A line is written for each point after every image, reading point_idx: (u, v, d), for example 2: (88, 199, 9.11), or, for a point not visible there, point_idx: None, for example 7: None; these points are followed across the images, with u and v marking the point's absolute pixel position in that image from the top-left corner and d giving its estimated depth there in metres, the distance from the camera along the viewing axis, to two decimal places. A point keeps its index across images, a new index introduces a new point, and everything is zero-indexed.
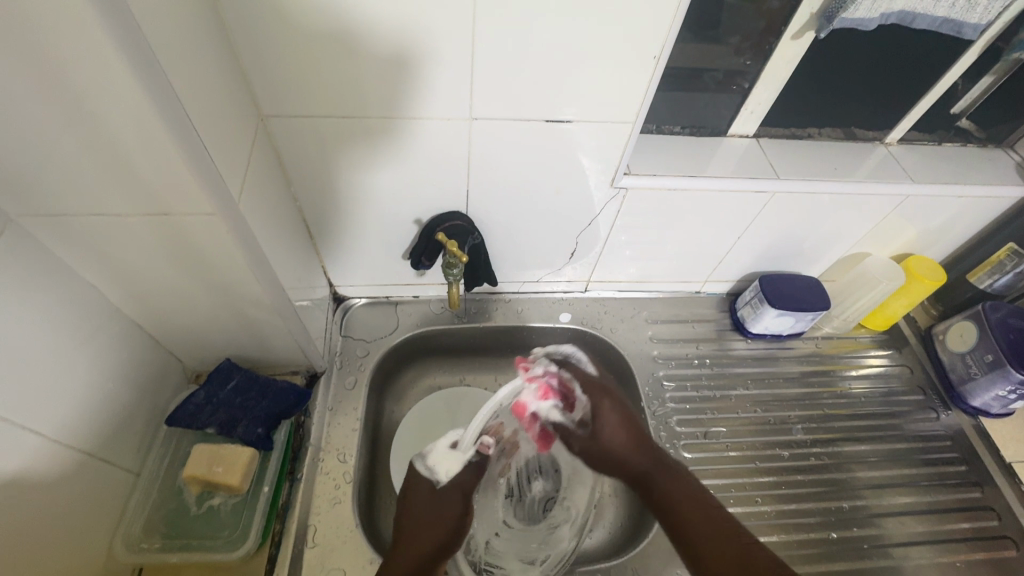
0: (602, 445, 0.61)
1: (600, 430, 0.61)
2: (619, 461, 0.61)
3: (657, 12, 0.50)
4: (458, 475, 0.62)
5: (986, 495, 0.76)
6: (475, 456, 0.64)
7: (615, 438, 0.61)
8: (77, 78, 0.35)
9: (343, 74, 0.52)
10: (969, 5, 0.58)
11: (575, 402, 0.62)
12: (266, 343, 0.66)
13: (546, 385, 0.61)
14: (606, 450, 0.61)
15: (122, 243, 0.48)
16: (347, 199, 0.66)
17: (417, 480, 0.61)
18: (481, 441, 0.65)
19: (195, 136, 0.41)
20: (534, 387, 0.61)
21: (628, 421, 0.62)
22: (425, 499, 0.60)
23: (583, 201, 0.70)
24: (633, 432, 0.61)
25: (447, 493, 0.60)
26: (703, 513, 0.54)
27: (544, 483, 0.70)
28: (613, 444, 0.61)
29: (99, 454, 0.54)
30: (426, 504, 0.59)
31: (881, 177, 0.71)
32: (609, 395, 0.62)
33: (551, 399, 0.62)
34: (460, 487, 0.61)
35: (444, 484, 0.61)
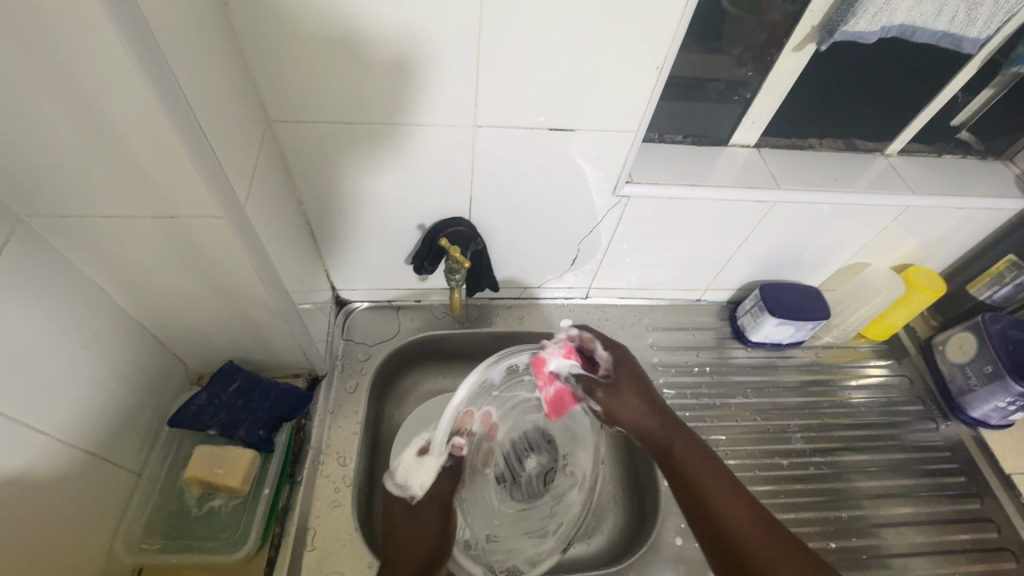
0: (620, 404, 0.62)
1: (621, 389, 0.63)
2: (635, 426, 0.62)
3: (660, 24, 0.51)
4: (432, 484, 0.58)
5: (986, 506, 0.76)
6: (448, 461, 0.60)
7: (632, 396, 0.62)
8: (90, 83, 0.35)
9: (350, 81, 0.53)
10: (968, 19, 0.58)
11: (597, 359, 0.64)
12: (269, 345, 0.66)
13: (569, 344, 0.63)
14: (623, 412, 0.62)
15: (129, 245, 0.49)
16: (352, 204, 0.67)
17: (392, 498, 0.58)
18: (454, 443, 0.60)
19: (204, 141, 0.42)
20: (559, 346, 0.62)
21: (646, 387, 0.63)
22: (403, 517, 0.57)
23: (585, 208, 0.70)
24: (645, 392, 0.63)
25: (422, 507, 0.57)
26: (721, 483, 0.56)
27: (535, 458, 0.69)
28: (631, 402, 0.62)
29: (102, 454, 0.55)
30: (403, 522, 0.56)
31: (881, 188, 0.72)
32: (623, 350, 0.65)
33: (573, 359, 0.63)
34: (438, 500, 0.58)
35: (419, 497, 0.57)
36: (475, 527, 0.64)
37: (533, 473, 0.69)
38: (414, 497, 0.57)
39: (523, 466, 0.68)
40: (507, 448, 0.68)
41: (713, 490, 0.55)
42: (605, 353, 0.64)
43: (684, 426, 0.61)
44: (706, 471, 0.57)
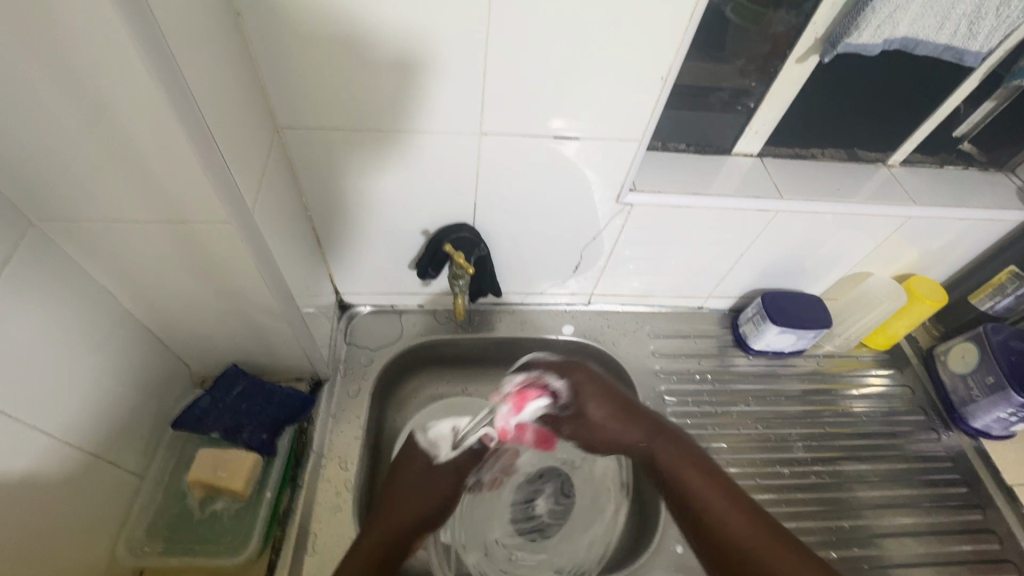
0: (594, 428, 0.62)
1: (586, 412, 0.61)
2: (612, 442, 0.62)
3: (665, 35, 0.51)
4: (457, 456, 0.63)
5: (987, 517, 0.76)
6: (477, 446, 0.63)
7: (600, 417, 0.61)
8: (105, 90, 0.36)
9: (357, 88, 0.54)
10: (971, 31, 0.59)
11: (556, 393, 0.61)
12: (272, 349, 0.66)
13: (517, 393, 0.60)
14: (596, 433, 0.62)
15: (138, 249, 0.49)
16: (357, 209, 0.67)
17: (418, 451, 0.63)
18: (486, 435, 0.62)
19: (214, 147, 0.42)
20: (507, 402, 0.60)
21: (615, 400, 0.61)
22: (417, 473, 0.61)
23: (589, 216, 0.71)
24: (618, 407, 0.61)
25: (442, 471, 0.62)
26: (704, 479, 0.55)
27: (549, 501, 0.70)
28: (601, 424, 0.61)
29: (105, 456, 0.55)
30: (415, 477, 0.61)
31: (884, 198, 0.72)
32: (579, 371, 0.62)
33: (532, 402, 0.60)
34: (457, 467, 0.62)
35: (441, 461, 0.62)
36: (465, 543, 0.67)
37: (544, 514, 0.69)
38: (438, 457, 0.62)
39: (538, 503, 0.70)
40: (525, 478, 0.70)
41: (695, 486, 0.55)
42: (560, 383, 0.61)
43: (664, 427, 0.60)
44: (692, 466, 0.57)
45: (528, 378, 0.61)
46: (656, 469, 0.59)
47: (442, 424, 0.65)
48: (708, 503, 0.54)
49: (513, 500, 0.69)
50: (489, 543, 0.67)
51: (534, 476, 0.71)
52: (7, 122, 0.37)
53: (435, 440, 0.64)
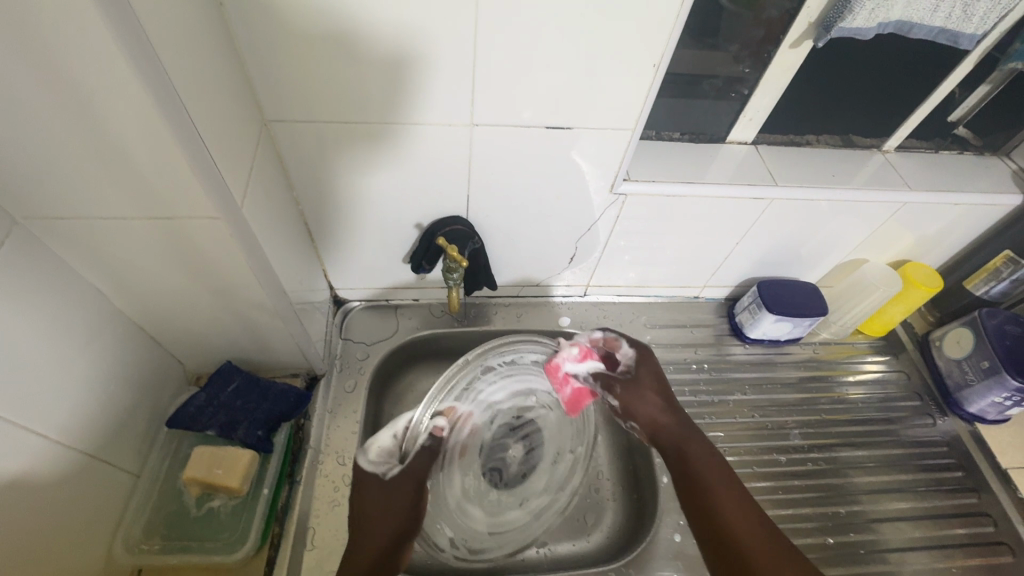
0: (641, 395, 0.65)
1: (644, 384, 0.66)
2: (649, 421, 0.64)
3: (656, 23, 0.51)
4: (409, 463, 0.60)
5: (982, 501, 0.76)
6: (428, 440, 0.62)
7: (654, 397, 0.65)
8: (87, 89, 0.36)
9: (344, 81, 0.53)
10: (965, 14, 0.58)
11: (618, 359, 0.68)
12: (267, 345, 0.66)
13: (585, 346, 0.67)
14: (641, 407, 0.65)
15: (126, 247, 0.49)
16: (349, 203, 0.67)
17: (366, 474, 0.59)
18: (435, 424, 0.62)
19: (200, 143, 0.42)
20: (576, 350, 0.66)
21: (670, 398, 0.66)
22: (376, 491, 0.58)
23: (583, 207, 0.70)
24: (666, 395, 0.66)
25: (397, 484, 0.59)
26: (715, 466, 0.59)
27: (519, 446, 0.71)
28: (651, 403, 0.65)
29: (100, 456, 0.55)
30: (376, 500, 0.58)
31: (879, 184, 0.72)
32: (647, 353, 0.69)
33: (592, 359, 0.67)
34: (414, 477, 0.60)
35: (391, 474, 0.59)
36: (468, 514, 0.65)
37: (519, 460, 0.70)
38: (387, 473, 0.59)
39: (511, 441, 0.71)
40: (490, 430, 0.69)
41: (722, 496, 0.56)
42: (629, 351, 0.68)
43: (698, 429, 0.63)
44: (709, 465, 0.59)
45: (597, 340, 0.68)
46: (681, 463, 0.61)
47: (382, 437, 0.61)
48: (728, 510, 0.55)
49: (489, 456, 0.69)
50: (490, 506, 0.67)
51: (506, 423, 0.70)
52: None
53: (382, 454, 0.60)
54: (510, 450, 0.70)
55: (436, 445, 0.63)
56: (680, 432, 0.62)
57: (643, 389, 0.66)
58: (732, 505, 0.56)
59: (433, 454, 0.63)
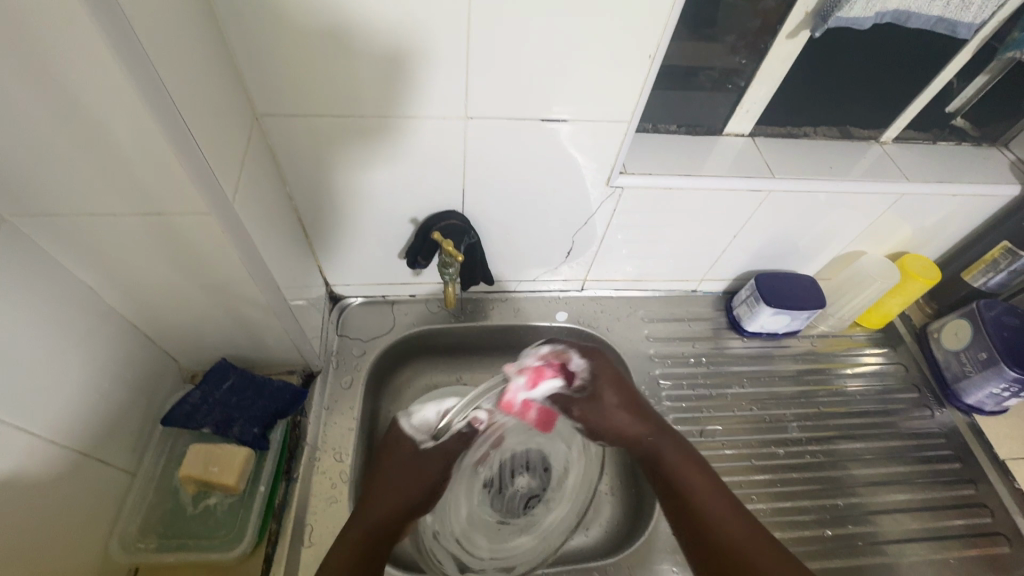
0: (602, 410, 0.63)
1: (602, 396, 0.63)
2: (619, 433, 0.63)
3: (652, 12, 0.50)
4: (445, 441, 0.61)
5: (980, 492, 0.76)
6: (466, 428, 0.63)
7: (615, 404, 0.63)
8: (72, 84, 0.35)
9: (336, 75, 0.52)
10: (963, 3, 0.58)
11: (574, 373, 0.63)
12: (262, 341, 0.65)
13: (534, 369, 0.60)
14: (606, 421, 0.63)
15: (117, 244, 0.48)
16: (343, 198, 0.66)
17: (404, 438, 0.61)
18: (476, 416, 0.63)
19: (189, 137, 0.41)
20: (523, 378, 0.59)
21: (631, 400, 0.64)
22: (405, 463, 0.59)
23: (579, 201, 0.70)
24: (632, 400, 0.64)
25: (431, 456, 0.60)
26: (689, 469, 0.58)
27: (527, 476, 0.70)
28: (612, 412, 0.63)
29: (95, 455, 0.54)
30: (405, 464, 0.59)
31: (877, 175, 0.72)
32: (600, 356, 0.65)
33: (546, 380, 0.61)
34: (445, 455, 0.61)
35: (428, 446, 0.60)
36: (478, 530, 0.65)
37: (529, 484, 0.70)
38: (422, 443, 0.60)
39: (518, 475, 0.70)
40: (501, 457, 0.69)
41: (699, 493, 0.56)
42: (581, 362, 0.63)
43: (673, 430, 0.62)
44: (682, 465, 0.59)
45: (548, 355, 0.62)
46: (657, 469, 0.60)
47: (425, 410, 0.63)
48: (710, 509, 0.55)
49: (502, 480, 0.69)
50: (499, 529, 0.66)
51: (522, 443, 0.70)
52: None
53: (424, 428, 0.62)
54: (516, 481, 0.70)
55: (471, 432, 0.64)
56: (648, 440, 0.61)
57: (609, 394, 0.63)
58: (714, 505, 0.55)
59: (465, 440, 0.64)
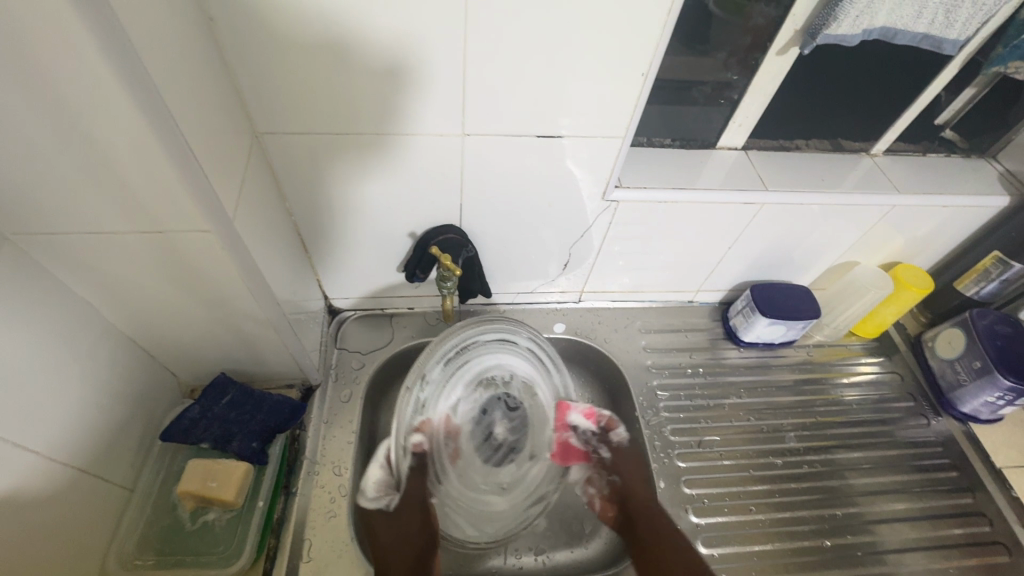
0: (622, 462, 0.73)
1: (626, 454, 0.74)
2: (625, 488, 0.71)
3: (644, 32, 0.51)
4: (407, 490, 0.65)
5: (978, 500, 0.76)
6: (412, 459, 0.64)
7: (636, 458, 0.74)
8: (77, 108, 0.36)
9: (336, 94, 0.53)
10: (948, 20, 0.59)
11: (613, 436, 0.75)
12: (261, 356, 0.66)
13: (586, 408, 0.74)
14: (624, 470, 0.72)
15: (118, 261, 0.48)
16: (343, 213, 0.67)
17: (371, 510, 0.64)
18: (417, 442, 0.63)
19: (191, 157, 0.42)
20: (580, 408, 0.73)
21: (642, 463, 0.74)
22: (383, 524, 0.64)
23: (575, 214, 0.71)
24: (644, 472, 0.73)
25: (403, 512, 0.64)
26: (663, 523, 0.66)
27: (506, 420, 0.72)
28: (630, 465, 0.73)
29: (94, 471, 0.54)
30: (386, 526, 0.63)
31: (868, 187, 0.73)
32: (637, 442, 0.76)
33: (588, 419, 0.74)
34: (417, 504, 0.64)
35: (393, 505, 0.64)
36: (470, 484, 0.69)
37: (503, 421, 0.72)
38: (389, 504, 0.65)
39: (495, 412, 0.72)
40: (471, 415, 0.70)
41: (670, 547, 0.64)
42: (622, 433, 0.75)
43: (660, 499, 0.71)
44: (660, 519, 0.67)
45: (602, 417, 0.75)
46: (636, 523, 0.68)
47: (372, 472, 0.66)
48: (673, 562, 0.63)
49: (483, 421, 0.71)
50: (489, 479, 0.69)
51: (477, 415, 0.70)
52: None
53: (380, 489, 0.65)
54: (494, 420, 0.72)
55: (422, 460, 0.64)
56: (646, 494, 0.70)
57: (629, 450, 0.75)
58: (676, 561, 0.63)
59: (423, 475, 0.65)
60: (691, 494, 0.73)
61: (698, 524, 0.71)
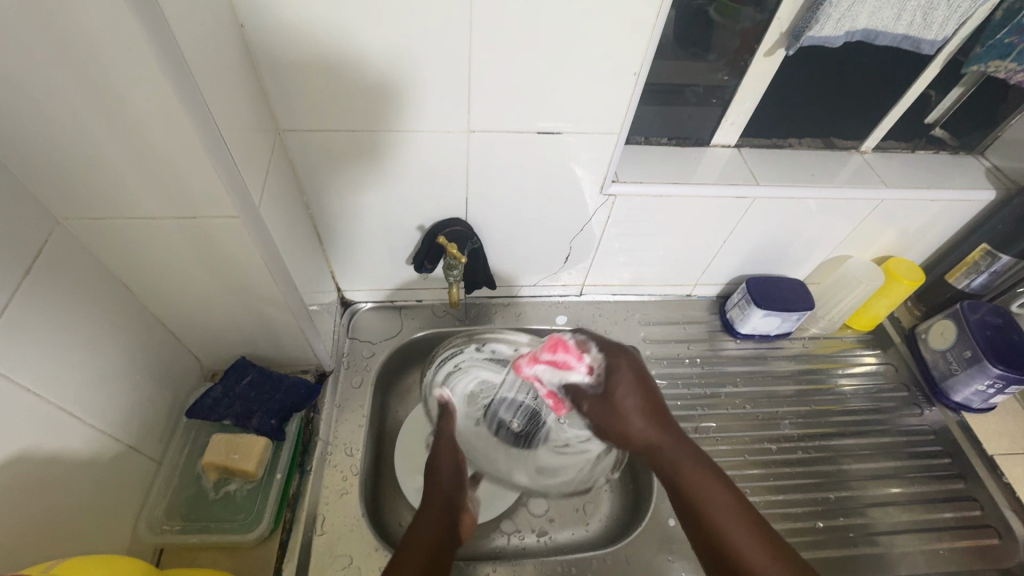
0: (617, 398, 0.63)
1: (616, 391, 0.63)
2: (626, 435, 0.63)
3: (636, 33, 0.55)
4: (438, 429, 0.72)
5: (969, 486, 0.78)
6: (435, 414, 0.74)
7: (633, 405, 0.62)
8: (128, 101, 0.40)
9: (352, 94, 0.58)
10: (926, 22, 0.63)
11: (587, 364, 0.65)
12: (278, 340, 0.70)
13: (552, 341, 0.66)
14: (619, 421, 0.63)
15: (155, 245, 0.53)
16: (357, 209, 0.71)
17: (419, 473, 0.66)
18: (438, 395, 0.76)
19: (223, 149, 0.47)
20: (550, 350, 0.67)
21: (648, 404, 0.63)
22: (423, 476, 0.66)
23: (576, 208, 0.75)
24: (649, 399, 0.63)
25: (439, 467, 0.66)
26: (715, 488, 0.58)
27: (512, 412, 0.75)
28: (629, 412, 0.62)
29: (127, 442, 0.59)
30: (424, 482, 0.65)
31: (858, 182, 0.76)
32: (625, 352, 0.65)
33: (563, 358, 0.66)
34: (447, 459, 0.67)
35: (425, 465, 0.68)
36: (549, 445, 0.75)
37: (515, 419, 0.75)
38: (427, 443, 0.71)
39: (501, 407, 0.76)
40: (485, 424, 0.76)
41: (708, 500, 0.57)
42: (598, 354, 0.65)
43: (684, 437, 0.61)
44: (697, 475, 0.59)
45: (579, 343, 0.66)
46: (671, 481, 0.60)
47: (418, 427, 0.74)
48: (721, 514, 0.56)
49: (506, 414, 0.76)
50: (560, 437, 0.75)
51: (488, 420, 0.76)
52: (30, 117, 0.40)
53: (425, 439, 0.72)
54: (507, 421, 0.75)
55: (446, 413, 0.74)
56: (663, 433, 0.61)
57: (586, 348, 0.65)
58: (728, 512, 0.56)
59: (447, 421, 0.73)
60: None
61: None
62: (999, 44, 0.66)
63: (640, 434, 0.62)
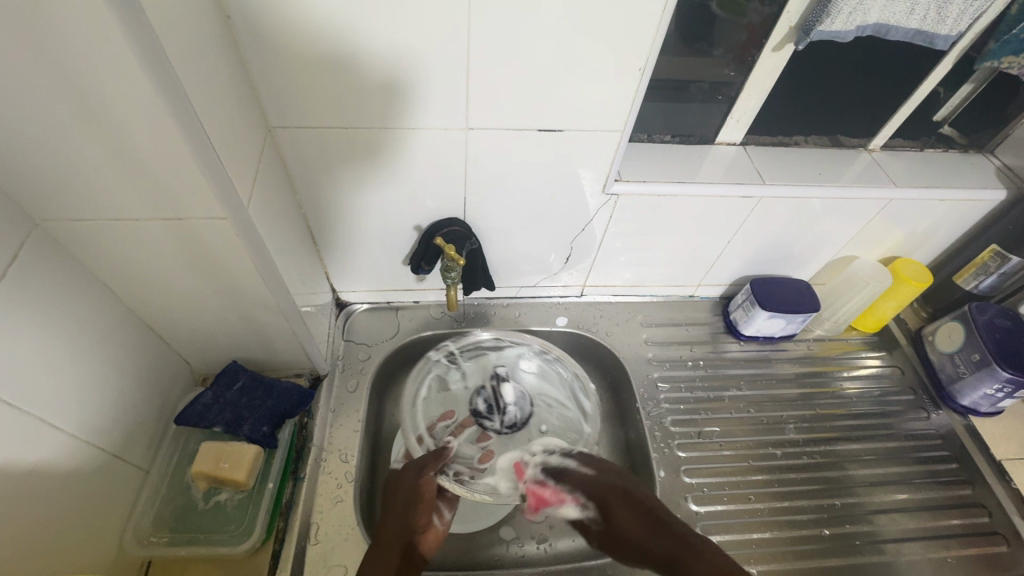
0: (613, 515, 0.57)
1: (607, 505, 0.57)
2: (633, 549, 0.54)
3: (641, 27, 0.53)
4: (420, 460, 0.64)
5: (977, 492, 0.77)
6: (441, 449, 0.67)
7: (622, 513, 0.56)
8: (105, 98, 0.38)
9: (345, 90, 0.56)
10: (940, 17, 0.61)
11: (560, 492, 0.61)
12: (271, 344, 0.68)
13: (529, 488, 0.63)
14: (622, 535, 0.55)
15: (138, 248, 0.51)
16: (352, 208, 0.69)
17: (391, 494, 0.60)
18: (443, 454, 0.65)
19: (209, 147, 0.44)
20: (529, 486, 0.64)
21: (637, 505, 0.56)
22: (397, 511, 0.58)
23: (576, 208, 0.72)
24: (631, 501, 0.57)
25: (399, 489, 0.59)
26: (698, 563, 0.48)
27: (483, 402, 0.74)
28: (628, 528, 0.55)
29: (112, 451, 0.57)
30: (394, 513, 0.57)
31: (866, 182, 0.74)
32: (593, 472, 0.61)
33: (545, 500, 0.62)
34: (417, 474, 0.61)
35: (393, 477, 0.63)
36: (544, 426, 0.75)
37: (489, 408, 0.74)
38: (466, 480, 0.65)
39: (486, 419, 0.72)
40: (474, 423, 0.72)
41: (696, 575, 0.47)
42: (568, 466, 0.63)
43: (677, 526, 0.53)
44: (688, 555, 0.49)
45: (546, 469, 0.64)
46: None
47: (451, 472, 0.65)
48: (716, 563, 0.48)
49: (497, 431, 0.71)
50: (549, 412, 0.75)
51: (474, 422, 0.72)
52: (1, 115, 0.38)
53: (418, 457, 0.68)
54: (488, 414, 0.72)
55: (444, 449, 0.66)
56: (646, 531, 0.54)
57: (571, 482, 0.61)
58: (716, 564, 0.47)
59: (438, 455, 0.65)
60: (691, 482, 0.74)
61: (697, 513, 0.72)
62: (1014, 40, 0.64)
63: (630, 535, 0.55)
